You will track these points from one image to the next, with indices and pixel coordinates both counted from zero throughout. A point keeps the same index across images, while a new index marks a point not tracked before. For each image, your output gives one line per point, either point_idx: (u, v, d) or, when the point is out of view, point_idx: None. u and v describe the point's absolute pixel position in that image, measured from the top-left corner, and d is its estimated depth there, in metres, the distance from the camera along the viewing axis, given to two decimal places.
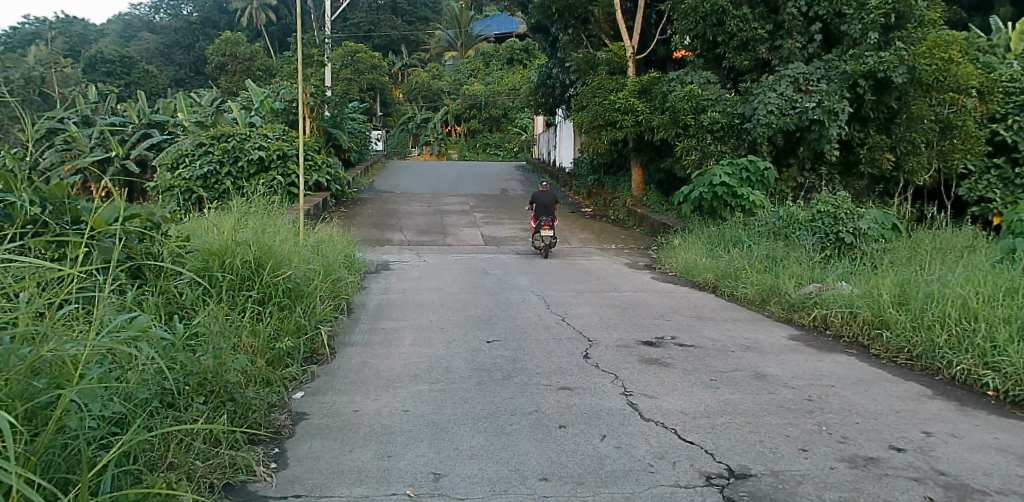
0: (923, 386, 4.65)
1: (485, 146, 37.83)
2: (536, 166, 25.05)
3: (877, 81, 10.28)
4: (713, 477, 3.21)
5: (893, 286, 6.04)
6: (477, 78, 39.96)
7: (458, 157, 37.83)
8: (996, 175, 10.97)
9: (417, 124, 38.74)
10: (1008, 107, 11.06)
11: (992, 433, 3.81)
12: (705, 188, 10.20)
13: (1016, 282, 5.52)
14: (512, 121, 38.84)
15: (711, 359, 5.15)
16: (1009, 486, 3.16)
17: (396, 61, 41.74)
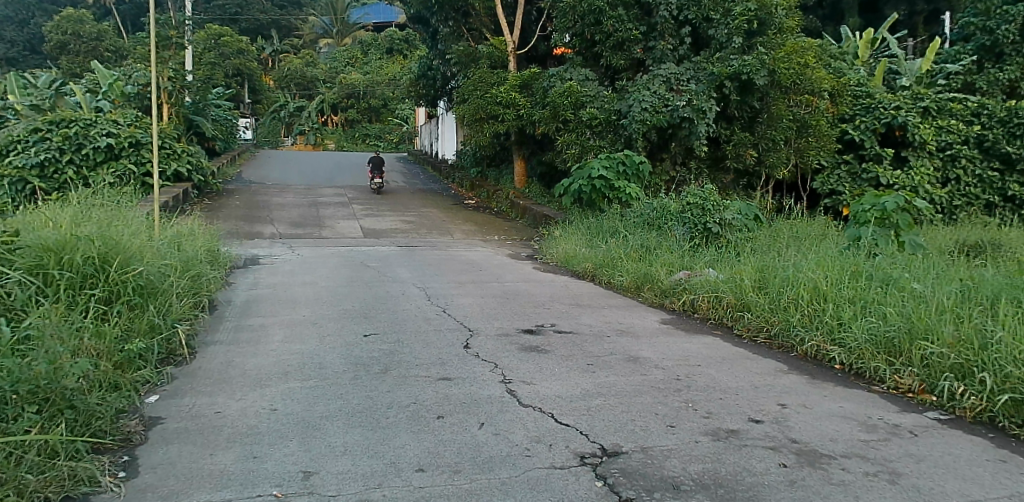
0: (779, 362, 4.98)
1: (365, 137, 37.11)
2: (418, 158, 24.82)
3: (741, 83, 10.84)
4: (587, 456, 3.27)
5: (753, 271, 6.42)
6: (354, 67, 39.10)
7: (336, 147, 36.85)
8: (846, 170, 12.00)
9: (290, 113, 37.47)
10: (855, 109, 12.10)
11: (838, 402, 4.13)
12: (584, 181, 10.43)
13: (860, 266, 6.02)
14: (392, 112, 38.30)
15: (588, 344, 5.27)
16: (852, 450, 3.43)
17: (266, 47, 40.04)
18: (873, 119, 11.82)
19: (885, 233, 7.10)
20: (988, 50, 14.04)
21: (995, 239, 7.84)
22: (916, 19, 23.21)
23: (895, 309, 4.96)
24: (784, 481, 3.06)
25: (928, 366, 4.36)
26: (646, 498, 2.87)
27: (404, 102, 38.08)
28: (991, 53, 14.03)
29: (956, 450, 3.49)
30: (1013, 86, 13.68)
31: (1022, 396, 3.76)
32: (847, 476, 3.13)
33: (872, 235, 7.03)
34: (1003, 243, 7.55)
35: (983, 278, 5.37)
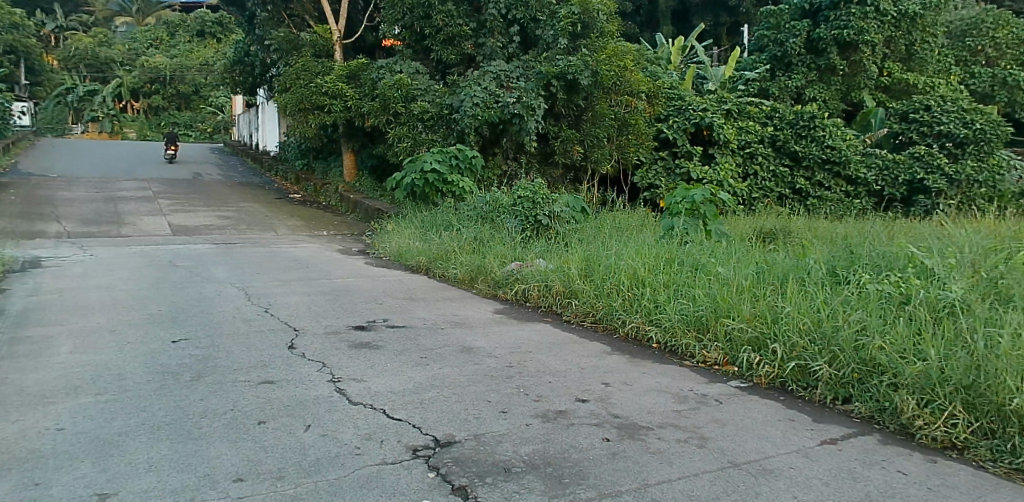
0: (605, 344, 5.22)
1: (171, 126, 34.52)
2: (236, 149, 23.38)
3: (567, 82, 11.26)
4: (419, 449, 3.21)
5: (579, 261, 6.68)
6: (158, 49, 36.03)
7: (137, 135, 33.87)
8: (662, 166, 12.83)
9: (78, 97, 34.11)
10: (668, 110, 12.99)
11: (656, 378, 4.40)
12: (417, 175, 10.30)
13: (674, 254, 6.45)
14: (204, 99, 35.78)
15: (420, 337, 5.19)
16: (667, 421, 3.68)
17: (46, 21, 35.74)
18: (684, 119, 12.74)
19: (695, 223, 7.66)
20: (779, 60, 15.68)
21: (786, 227, 8.69)
22: (720, 30, 25.47)
23: (703, 290, 5.38)
24: (607, 454, 3.24)
25: (731, 340, 4.78)
26: (479, 484, 2.88)
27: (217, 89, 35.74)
28: (781, 63, 15.68)
29: (754, 413, 3.86)
30: (799, 93, 15.38)
31: (806, 362, 4.28)
32: (663, 445, 3.38)
33: (683, 225, 7.55)
34: (792, 230, 8.39)
35: (776, 261, 5.96)
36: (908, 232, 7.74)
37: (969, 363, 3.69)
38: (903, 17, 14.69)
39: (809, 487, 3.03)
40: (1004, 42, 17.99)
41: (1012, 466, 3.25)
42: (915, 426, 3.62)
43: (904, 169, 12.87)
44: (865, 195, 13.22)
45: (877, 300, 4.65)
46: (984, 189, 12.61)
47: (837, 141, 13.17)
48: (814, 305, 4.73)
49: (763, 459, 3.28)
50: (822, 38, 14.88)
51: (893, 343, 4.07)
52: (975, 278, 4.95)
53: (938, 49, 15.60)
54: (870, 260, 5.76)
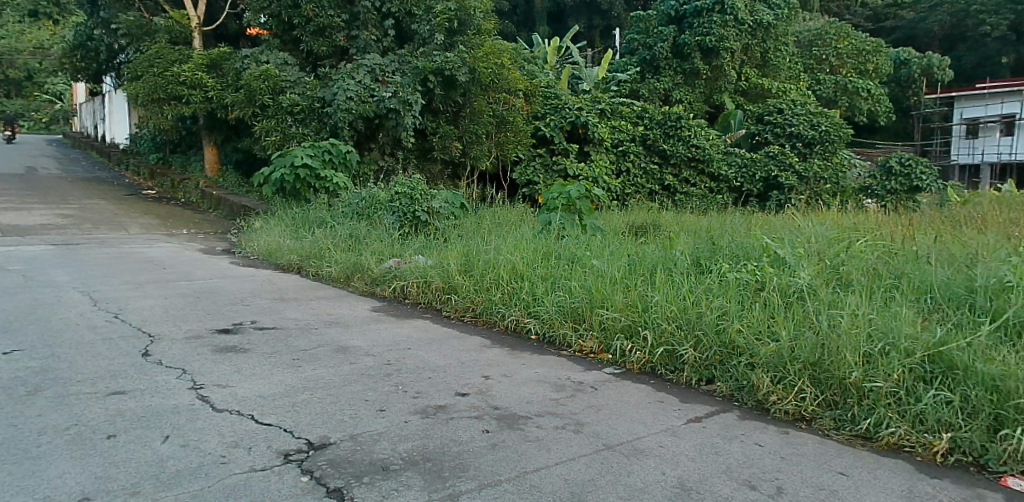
0: (484, 337, 5.24)
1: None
2: (77, 141, 21.54)
3: (444, 78, 11.20)
4: (291, 453, 3.09)
5: (459, 256, 6.65)
6: None
7: None
8: (540, 162, 13.02)
9: None
10: (545, 108, 13.19)
11: (534, 368, 4.47)
12: (286, 170, 9.89)
13: (551, 248, 6.57)
14: (39, 87, 32.64)
15: (291, 338, 4.99)
16: (545, 409, 3.75)
17: None
18: (560, 117, 12.99)
19: (571, 218, 7.82)
20: (649, 63, 16.38)
21: (655, 221, 9.08)
22: (594, 32, 26.24)
23: (578, 282, 5.53)
24: (486, 445, 3.26)
25: (604, 329, 4.94)
26: (355, 484, 2.81)
27: (55, 76, 32.73)
28: (650, 66, 16.40)
29: (627, 397, 4.01)
30: (667, 94, 16.13)
31: (674, 347, 4.49)
32: (540, 432, 3.44)
33: (559, 220, 7.71)
34: (661, 224, 8.75)
35: (646, 253, 6.21)
36: (764, 225, 8.30)
37: (815, 342, 4.02)
38: (758, 26, 15.76)
39: (677, 463, 3.22)
40: (844, 53, 19.74)
41: (853, 433, 3.57)
42: (770, 401, 3.90)
43: (760, 167, 13.82)
44: (726, 191, 14.13)
45: (736, 288, 4.95)
46: (828, 185, 13.78)
47: (702, 140, 13.95)
48: (680, 294, 4.98)
49: (635, 440, 3.43)
50: (686, 44, 15.72)
51: (750, 327, 4.37)
52: (820, 265, 5.39)
53: (789, 57, 16.88)
54: (730, 251, 6.13)
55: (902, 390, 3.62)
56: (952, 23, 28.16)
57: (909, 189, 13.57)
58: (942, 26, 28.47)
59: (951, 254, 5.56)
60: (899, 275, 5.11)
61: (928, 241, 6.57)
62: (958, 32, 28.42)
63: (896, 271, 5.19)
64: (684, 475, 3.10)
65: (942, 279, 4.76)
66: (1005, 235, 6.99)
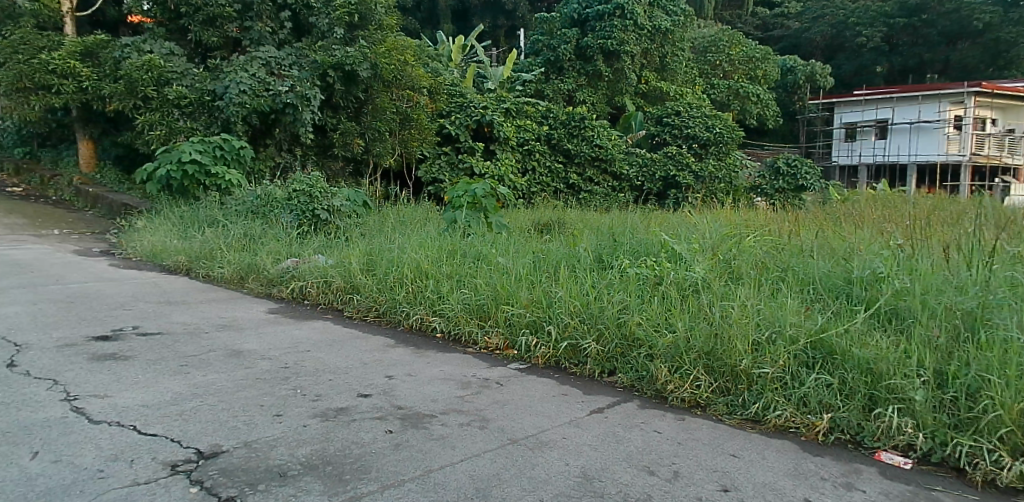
0: (388, 337, 5.14)
1: None
2: None
3: (344, 73, 10.97)
4: (179, 464, 2.92)
5: (361, 255, 6.50)
6: None
7: None
8: (445, 160, 12.92)
9: None
10: (450, 106, 13.13)
11: (439, 367, 4.43)
12: (173, 166, 9.40)
13: (457, 245, 6.53)
14: None
15: (179, 344, 4.72)
16: (450, 407, 3.72)
17: None
18: (465, 116, 12.93)
19: (476, 216, 7.78)
20: (553, 64, 16.60)
21: (560, 219, 9.20)
22: (498, 32, 26.35)
23: (483, 280, 5.52)
24: (389, 446, 3.19)
25: (510, 325, 4.96)
26: (249, 493, 2.69)
27: None
28: (554, 67, 16.60)
29: (532, 391, 4.04)
30: (571, 95, 16.36)
31: (577, 341, 4.57)
32: (445, 430, 3.41)
33: (465, 218, 7.66)
34: (565, 222, 8.86)
35: (551, 250, 6.28)
36: (663, 223, 8.56)
37: (709, 332, 4.19)
38: (657, 31, 16.30)
39: (580, 453, 3.27)
40: (736, 59, 20.73)
41: (744, 417, 3.75)
42: (668, 390, 4.04)
43: (660, 166, 14.29)
44: (628, 189, 14.54)
45: (636, 283, 5.10)
46: (722, 184, 14.41)
47: (604, 141, 14.28)
48: (583, 289, 5.06)
49: (539, 433, 3.46)
50: (589, 46, 16.05)
51: (649, 319, 4.50)
52: (714, 259, 5.62)
53: (685, 62, 17.57)
54: (631, 247, 6.30)
55: (788, 375, 3.83)
56: (832, 34, 30.16)
57: (794, 189, 14.37)
58: (823, 36, 30.40)
59: (831, 248, 5.92)
60: (785, 267, 5.40)
61: (812, 237, 6.97)
62: (838, 43, 30.47)
63: (782, 264, 5.48)
64: (586, 465, 3.16)
65: (823, 271, 5.05)
66: (880, 231, 7.52)
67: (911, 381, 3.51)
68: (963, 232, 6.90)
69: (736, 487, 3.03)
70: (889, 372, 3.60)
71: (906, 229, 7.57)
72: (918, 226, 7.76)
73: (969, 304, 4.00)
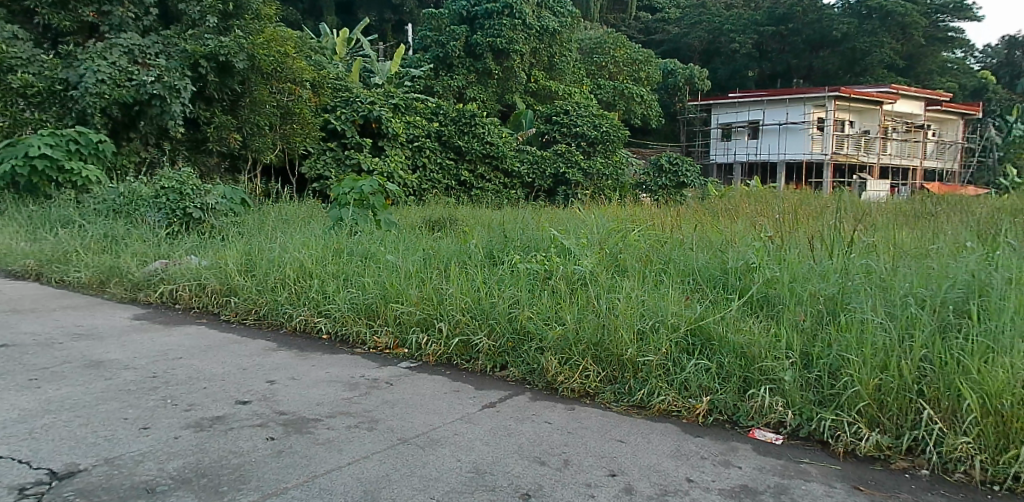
0: (269, 340, 4.92)
1: None
2: None
3: (219, 64, 10.40)
4: (27, 488, 2.65)
5: (239, 255, 6.19)
6: None
7: None
8: (331, 156, 12.55)
9: None
10: (335, 101, 12.77)
11: (325, 369, 4.28)
12: (19, 162, 8.69)
13: (343, 243, 6.35)
14: None
15: (28, 356, 4.30)
16: (336, 409, 3.59)
17: None
18: (352, 111, 12.63)
19: (364, 213, 7.57)
20: (442, 61, 16.41)
21: (451, 215, 9.12)
22: (385, 26, 25.95)
23: (372, 278, 5.39)
24: (271, 454, 3.04)
25: (400, 323, 4.87)
26: None
27: None
28: (443, 64, 16.44)
29: (422, 389, 3.98)
30: (460, 92, 16.26)
31: (468, 337, 4.55)
32: (331, 434, 3.29)
33: (352, 215, 7.44)
34: (455, 218, 8.79)
35: (441, 246, 6.20)
36: (553, 218, 8.67)
37: (596, 323, 4.28)
38: (544, 32, 16.56)
39: (471, 448, 3.25)
40: (621, 61, 21.38)
41: (630, 403, 3.87)
42: (559, 381, 4.10)
43: (549, 164, 14.50)
44: (519, 186, 14.69)
45: (526, 277, 5.12)
46: (609, 181, 14.81)
47: (494, 137, 14.35)
48: (474, 285, 5.05)
49: (430, 431, 3.41)
50: (478, 44, 16.01)
51: (539, 313, 4.55)
52: (601, 253, 5.76)
53: (573, 63, 17.93)
54: (521, 242, 6.36)
55: (670, 361, 3.98)
56: (709, 39, 31.79)
57: (676, 185, 14.74)
58: (700, 41, 31.98)
59: (708, 241, 6.19)
60: (667, 260, 5.60)
61: (693, 231, 7.27)
62: (714, 48, 32.13)
63: (664, 257, 5.68)
64: (478, 460, 3.14)
65: (701, 263, 5.28)
66: (752, 224, 7.95)
67: (780, 363, 3.73)
68: (828, 224, 7.41)
69: (623, 471, 3.11)
70: (762, 355, 3.81)
71: (776, 222, 8.05)
72: (786, 219, 8.27)
73: (830, 290, 4.29)
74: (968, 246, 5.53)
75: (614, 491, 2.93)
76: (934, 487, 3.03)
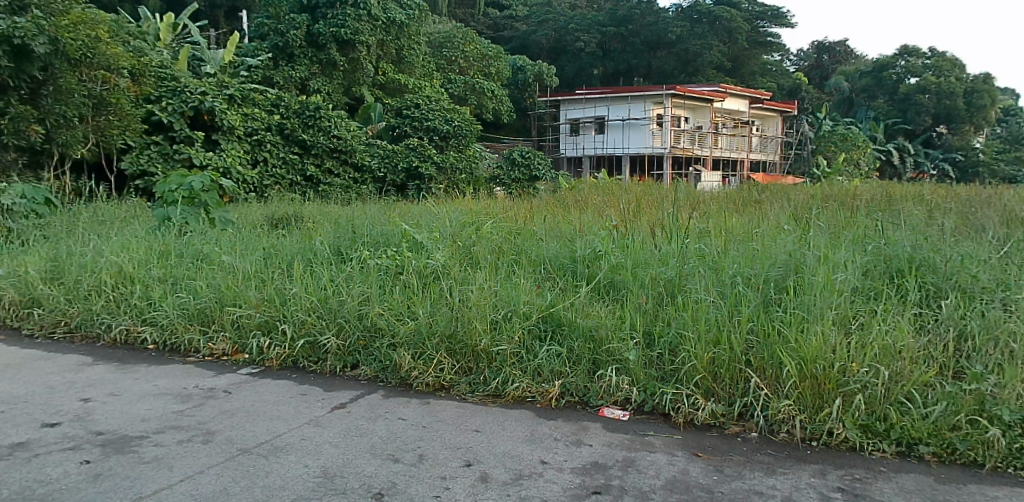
0: (83, 354, 4.45)
1: None
2: None
3: (13, 47, 8.99)
4: None
5: (43, 262, 5.52)
6: None
7: None
8: (156, 151, 11.57)
9: None
10: (160, 90, 11.80)
11: (152, 381, 3.91)
12: None
13: (171, 244, 5.84)
14: None
15: None
16: (166, 424, 3.30)
17: None
18: (180, 102, 11.72)
19: (194, 213, 7.02)
20: (281, 50, 15.56)
21: (297, 212, 8.65)
22: (216, 12, 24.30)
23: (205, 281, 5.01)
24: (86, 478, 2.73)
25: (238, 328, 4.57)
26: None
27: None
28: (283, 53, 15.60)
29: (265, 396, 3.75)
30: (303, 83, 15.50)
31: (316, 337, 4.35)
32: (160, 451, 3.01)
33: (180, 214, 6.89)
34: (301, 215, 8.36)
35: (283, 245, 5.85)
36: (405, 213, 8.50)
37: (450, 315, 4.22)
38: (391, 24, 16.23)
39: (320, 452, 3.09)
40: (470, 56, 21.44)
41: (485, 393, 3.87)
42: (413, 376, 4.02)
43: (401, 158, 14.21)
44: (370, 181, 14.29)
45: (376, 273, 4.96)
46: (463, 175, 14.73)
47: (342, 131, 13.95)
48: (320, 283, 4.82)
49: (274, 438, 3.21)
50: (321, 34, 15.34)
51: (390, 309, 4.42)
52: (454, 246, 5.70)
53: (422, 56, 17.73)
54: (370, 238, 6.17)
55: (522, 349, 4.02)
56: (556, 37, 32.72)
57: (530, 178, 15.07)
58: (547, 39, 32.82)
59: (557, 232, 6.32)
60: (519, 251, 5.64)
61: (543, 222, 7.38)
62: (560, 46, 33.09)
63: (516, 248, 5.71)
64: (327, 463, 2.99)
65: (552, 252, 5.36)
66: (600, 215, 8.25)
67: (625, 343, 3.88)
68: (667, 213, 7.79)
69: (479, 460, 3.09)
70: (608, 337, 3.94)
71: (621, 212, 8.39)
72: (631, 209, 8.64)
73: (669, 273, 4.51)
74: (787, 229, 6.03)
75: (470, 481, 2.90)
76: (761, 448, 3.27)
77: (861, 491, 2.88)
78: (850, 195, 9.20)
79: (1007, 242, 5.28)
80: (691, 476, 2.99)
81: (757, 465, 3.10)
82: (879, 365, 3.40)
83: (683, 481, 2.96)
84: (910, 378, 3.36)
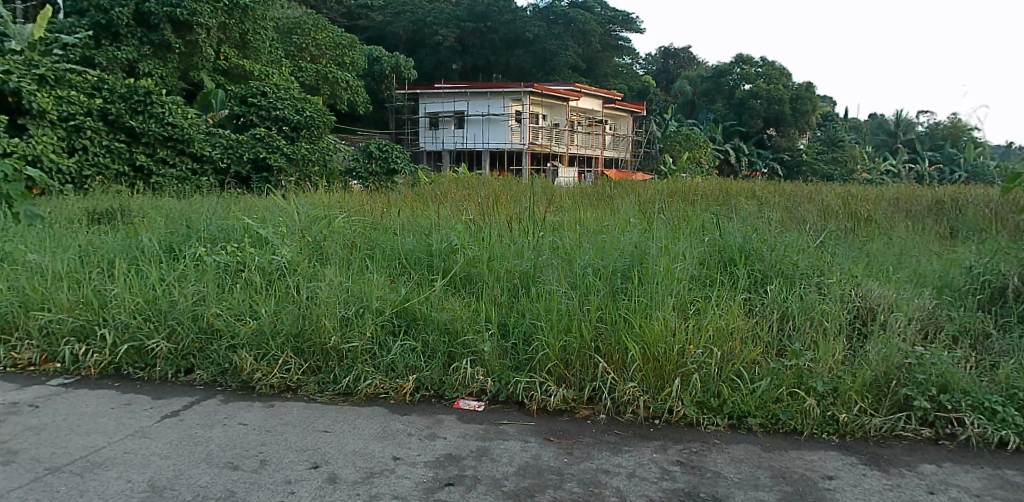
0: None
1: None
2: None
3: None
4: None
5: None
6: None
7: None
8: None
9: None
10: None
11: None
12: None
13: None
14: None
15: None
16: None
17: None
18: None
19: None
20: (103, 28, 14.06)
21: (125, 206, 7.89)
22: None
23: (6, 284, 4.47)
24: None
25: (48, 335, 4.11)
26: None
27: None
28: (106, 32, 14.10)
29: (81, 408, 3.38)
30: (131, 65, 14.21)
31: (143, 342, 3.98)
32: None
33: None
34: (130, 209, 7.63)
35: (105, 242, 5.31)
36: (250, 207, 8.06)
37: (296, 314, 4.01)
38: (234, 7, 15.27)
39: (147, 465, 2.83)
40: (322, 44, 20.66)
41: (335, 392, 3.72)
42: (255, 379, 3.78)
43: (247, 148, 13.40)
44: (212, 173, 13.44)
45: (214, 271, 4.61)
46: (316, 167, 14.16)
47: (178, 119, 12.98)
48: (147, 283, 4.42)
49: (91, 454, 2.90)
50: (152, 13, 14.02)
51: (230, 309, 4.13)
52: (302, 242, 5.40)
53: (268, 42, 16.93)
54: (208, 233, 5.73)
55: (375, 345, 3.90)
56: (413, 30, 32.26)
57: (387, 172, 14.22)
58: (405, 31, 32.16)
59: (413, 226, 6.20)
60: (373, 245, 5.45)
61: (400, 216, 7.25)
62: (418, 39, 32.68)
63: (370, 243, 5.51)
64: (155, 476, 2.74)
65: (407, 247, 5.22)
66: (457, 209, 8.18)
67: (480, 335, 3.88)
68: (524, 207, 7.91)
69: (326, 461, 2.95)
70: (463, 329, 3.92)
71: (479, 206, 8.38)
72: (490, 203, 8.65)
73: (524, 265, 4.54)
74: (634, 222, 6.29)
75: (317, 483, 2.77)
76: (609, 428, 3.38)
77: (697, 463, 3.05)
78: (692, 191, 9.80)
79: (823, 233, 5.81)
80: (542, 461, 3.03)
81: (605, 445, 3.20)
82: (713, 346, 3.63)
83: (535, 465, 2.99)
84: (739, 357, 3.62)
